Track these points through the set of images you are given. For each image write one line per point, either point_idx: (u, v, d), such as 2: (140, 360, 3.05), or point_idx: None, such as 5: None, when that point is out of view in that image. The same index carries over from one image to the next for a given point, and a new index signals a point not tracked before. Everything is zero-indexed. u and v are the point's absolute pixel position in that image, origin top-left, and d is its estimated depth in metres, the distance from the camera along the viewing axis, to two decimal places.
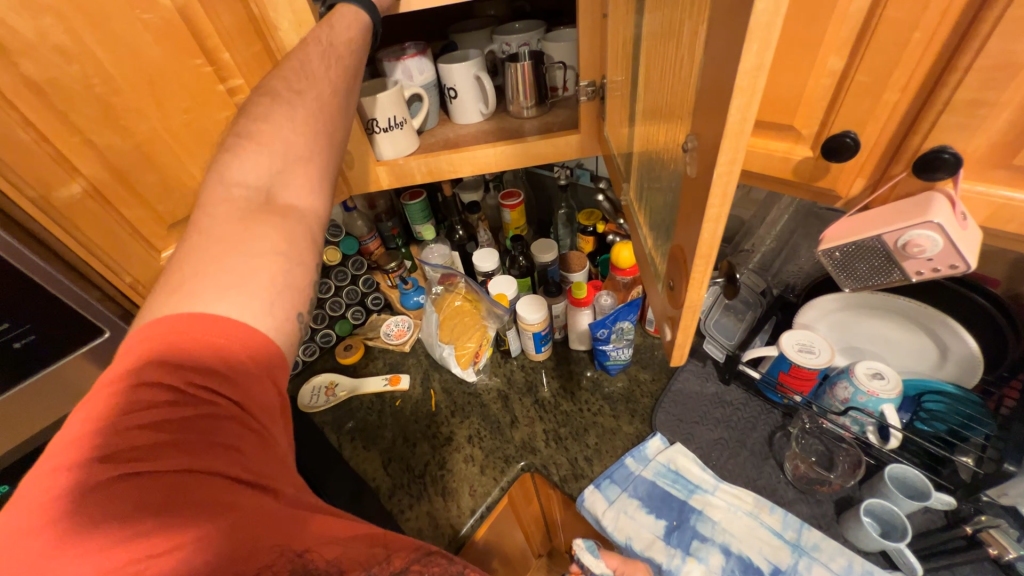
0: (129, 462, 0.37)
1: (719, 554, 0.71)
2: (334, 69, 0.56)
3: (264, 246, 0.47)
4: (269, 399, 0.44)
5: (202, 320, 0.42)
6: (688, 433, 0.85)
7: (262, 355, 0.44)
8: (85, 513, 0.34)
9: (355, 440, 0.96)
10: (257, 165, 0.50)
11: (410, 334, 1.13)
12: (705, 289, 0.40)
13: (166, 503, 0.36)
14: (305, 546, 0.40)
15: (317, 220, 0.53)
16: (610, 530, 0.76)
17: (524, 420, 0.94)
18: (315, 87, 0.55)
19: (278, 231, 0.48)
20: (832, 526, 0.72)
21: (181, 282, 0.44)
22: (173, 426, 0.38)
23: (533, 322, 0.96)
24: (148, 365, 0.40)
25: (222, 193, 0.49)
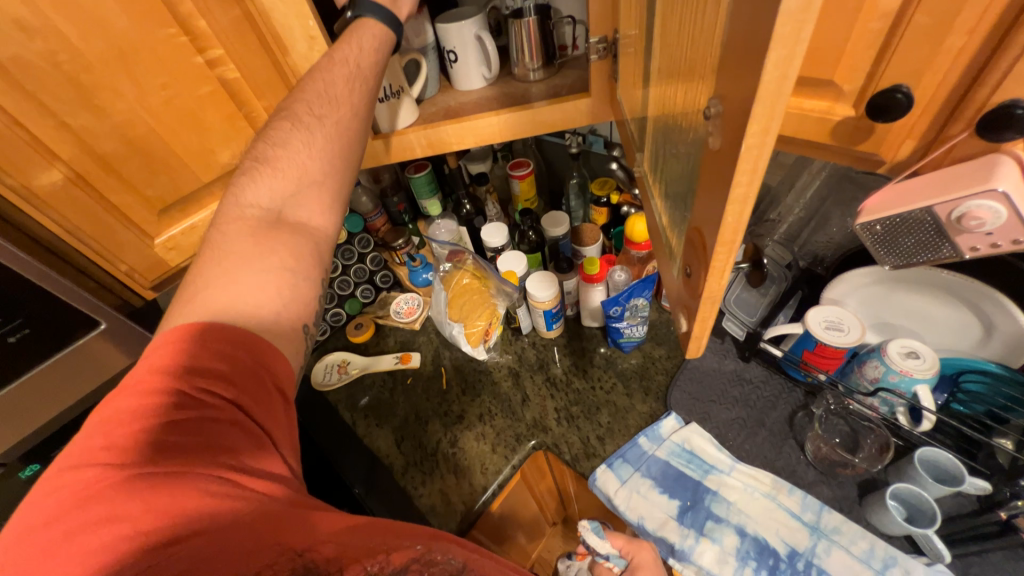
0: (137, 463, 0.37)
1: (733, 535, 0.69)
2: (339, 66, 0.56)
3: (270, 261, 0.51)
4: (273, 402, 0.47)
5: (211, 328, 0.46)
6: (706, 412, 0.82)
7: (265, 359, 0.47)
8: (96, 512, 0.35)
9: (368, 418, 0.96)
10: (272, 190, 0.53)
11: (421, 312, 1.12)
12: (726, 277, 0.36)
13: (172, 499, 0.36)
14: (305, 545, 0.37)
15: (326, 238, 0.56)
16: (622, 509, 0.75)
17: (536, 398, 0.93)
18: (316, 87, 0.54)
19: (286, 246, 0.52)
20: (854, 509, 0.70)
21: (194, 295, 0.48)
22: (182, 426, 0.40)
23: (544, 300, 0.93)
24: (157, 370, 0.42)
25: (236, 213, 0.52)
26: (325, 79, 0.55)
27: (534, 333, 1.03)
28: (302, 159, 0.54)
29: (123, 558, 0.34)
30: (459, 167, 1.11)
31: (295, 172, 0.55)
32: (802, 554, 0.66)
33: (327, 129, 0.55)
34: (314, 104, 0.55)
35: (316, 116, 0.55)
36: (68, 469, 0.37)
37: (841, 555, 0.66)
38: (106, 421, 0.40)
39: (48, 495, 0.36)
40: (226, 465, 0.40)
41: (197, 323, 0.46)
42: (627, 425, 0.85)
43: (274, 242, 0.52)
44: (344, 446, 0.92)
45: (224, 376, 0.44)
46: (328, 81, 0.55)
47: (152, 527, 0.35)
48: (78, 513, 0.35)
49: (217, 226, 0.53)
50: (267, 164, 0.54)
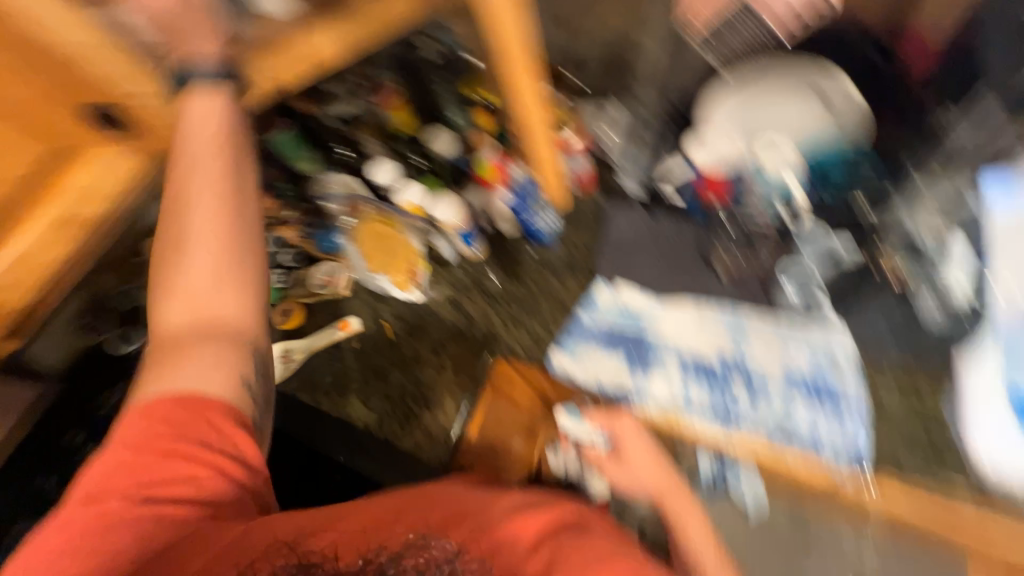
0: (143, 499, 0.54)
1: (674, 360, 0.81)
2: (209, 173, 0.63)
3: (212, 356, 0.59)
4: (237, 445, 0.57)
5: (162, 396, 0.56)
6: (631, 271, 0.88)
7: (214, 409, 0.57)
8: (110, 539, 0.52)
9: (329, 393, 0.97)
10: (182, 309, 0.60)
11: (347, 277, 1.06)
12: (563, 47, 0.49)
13: (184, 519, 0.54)
14: (293, 543, 0.54)
15: (250, 329, 0.62)
16: (580, 377, 0.85)
17: (480, 315, 0.95)
18: (185, 135, 0.63)
19: (228, 347, 0.60)
20: (762, 302, 0.81)
21: (156, 351, 0.60)
22: (166, 479, 0.54)
23: (449, 219, 0.94)
24: (126, 445, 0.55)
25: (163, 332, 0.61)
26: (191, 151, 0.63)
27: (460, 259, 0.99)
28: (200, 264, 0.61)
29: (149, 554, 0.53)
30: (323, 114, 1.05)
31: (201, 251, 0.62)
32: (727, 355, 0.79)
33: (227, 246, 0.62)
34: (196, 186, 0.63)
35: (198, 194, 0.63)
36: (84, 502, 0.53)
37: (762, 345, 0.80)
38: (99, 481, 0.54)
39: (74, 530, 0.52)
40: (204, 514, 0.55)
41: (148, 395, 0.57)
42: (566, 307, 0.91)
43: (221, 303, 0.61)
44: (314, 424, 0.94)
45: (172, 435, 0.55)
46: (209, 181, 0.63)
47: (169, 538, 0.54)
48: (97, 537, 0.52)
49: (153, 321, 0.62)
50: (166, 288, 0.62)
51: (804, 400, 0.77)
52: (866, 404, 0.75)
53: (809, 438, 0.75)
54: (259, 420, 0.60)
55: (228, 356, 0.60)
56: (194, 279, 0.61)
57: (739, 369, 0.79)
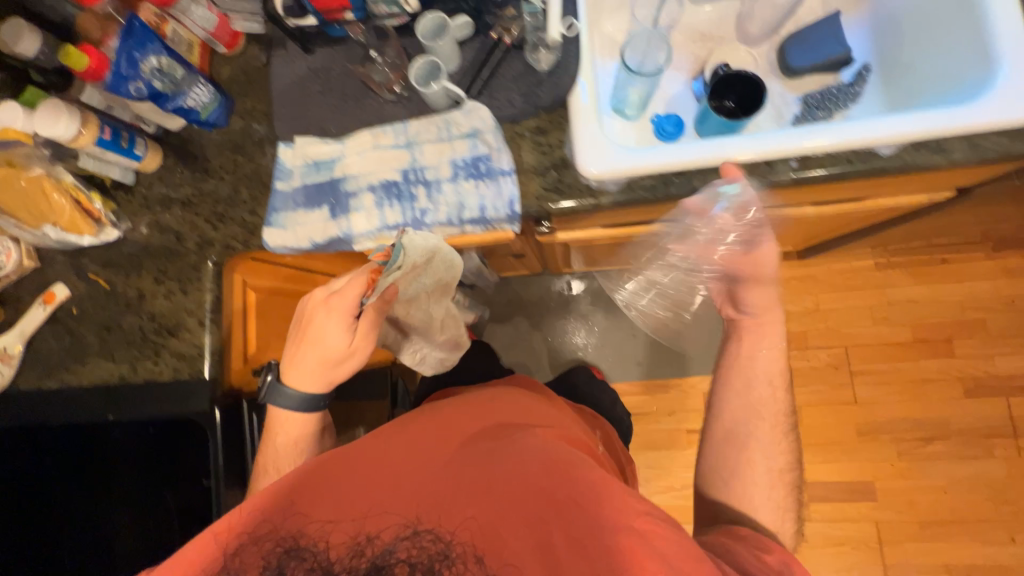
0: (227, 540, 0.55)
1: (368, 194, 0.81)
2: (102, 299, 0.90)
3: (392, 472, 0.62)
4: (295, 506, 0.57)
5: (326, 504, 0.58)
6: (306, 119, 0.84)
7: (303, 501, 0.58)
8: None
9: (69, 367, 0.88)
10: (86, 296, 0.90)
11: (23, 248, 0.90)
12: None
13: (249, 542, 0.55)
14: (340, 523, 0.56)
15: (165, 322, 0.87)
16: (296, 243, 0.83)
17: (186, 226, 0.88)
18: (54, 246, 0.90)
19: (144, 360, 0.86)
20: (422, 107, 0.80)
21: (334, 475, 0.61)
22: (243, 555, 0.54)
23: (71, 135, 0.76)
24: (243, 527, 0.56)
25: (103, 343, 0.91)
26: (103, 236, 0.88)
27: (140, 177, 0.90)
28: (82, 283, 0.91)
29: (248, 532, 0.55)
30: None
31: (90, 292, 0.90)
32: (410, 169, 0.80)
33: (105, 297, 0.90)
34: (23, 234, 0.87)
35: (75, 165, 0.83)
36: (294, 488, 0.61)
37: (428, 146, 0.79)
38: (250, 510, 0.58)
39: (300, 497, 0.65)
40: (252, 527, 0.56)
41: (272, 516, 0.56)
42: (265, 183, 0.87)
43: (112, 326, 0.88)
44: (70, 399, 0.87)
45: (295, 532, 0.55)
46: (96, 281, 0.90)
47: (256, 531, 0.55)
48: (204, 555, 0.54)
49: (114, 388, 0.86)
50: (80, 318, 0.90)
51: (470, 182, 0.77)
52: (514, 166, 0.76)
53: (480, 214, 0.77)
54: (311, 504, 0.57)
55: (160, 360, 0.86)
56: (98, 298, 0.90)
57: (416, 177, 0.79)
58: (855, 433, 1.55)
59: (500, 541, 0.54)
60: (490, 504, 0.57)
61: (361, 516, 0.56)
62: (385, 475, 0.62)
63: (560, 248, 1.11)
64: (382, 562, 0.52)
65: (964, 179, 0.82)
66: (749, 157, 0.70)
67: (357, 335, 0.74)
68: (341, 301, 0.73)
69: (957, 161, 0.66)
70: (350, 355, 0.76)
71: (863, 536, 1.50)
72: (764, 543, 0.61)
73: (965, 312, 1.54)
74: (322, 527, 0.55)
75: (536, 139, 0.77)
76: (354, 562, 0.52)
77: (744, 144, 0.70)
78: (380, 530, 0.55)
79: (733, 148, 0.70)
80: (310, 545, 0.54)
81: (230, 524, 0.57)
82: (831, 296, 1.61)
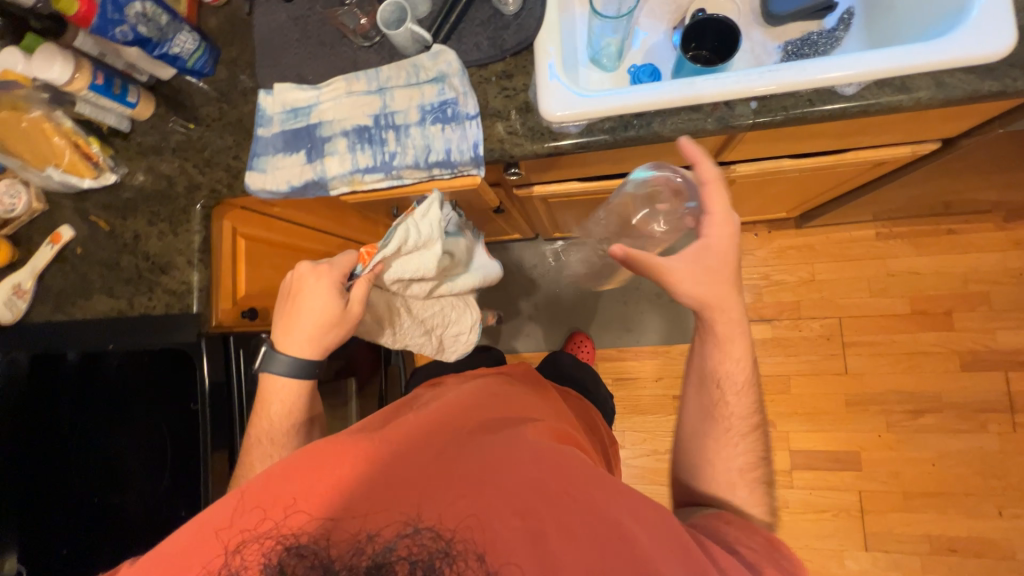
0: (228, 539, 0.55)
1: (342, 139, 0.84)
2: (103, 240, 0.97)
3: (385, 463, 0.61)
4: (293, 503, 0.57)
5: (325, 499, 0.57)
6: (284, 66, 0.87)
7: (300, 497, 0.57)
8: None
9: (76, 301, 0.96)
10: (89, 237, 0.97)
11: (33, 191, 0.98)
12: None
13: (250, 537, 0.55)
14: (338, 520, 0.55)
15: (158, 262, 0.93)
16: (274, 187, 0.87)
17: (176, 172, 0.94)
18: (59, 190, 0.97)
19: (140, 296, 0.93)
20: (392, 53, 0.82)
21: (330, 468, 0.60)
22: (247, 555, 0.53)
23: (69, 81, 0.81)
24: (240, 526, 0.55)
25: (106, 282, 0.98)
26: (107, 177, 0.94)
27: (135, 125, 0.95)
28: (86, 225, 0.98)
29: (250, 530, 0.55)
30: None
31: (93, 233, 0.97)
32: (381, 114, 0.82)
33: (105, 238, 0.96)
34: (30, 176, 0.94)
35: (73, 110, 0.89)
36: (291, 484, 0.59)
37: (399, 91, 0.81)
38: (251, 505, 0.57)
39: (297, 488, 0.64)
40: (256, 526, 0.55)
41: (276, 514, 0.56)
42: (248, 130, 0.91)
43: (112, 265, 0.95)
44: (77, 331, 0.95)
45: (297, 528, 0.55)
46: (97, 224, 0.97)
47: (257, 528, 0.55)
48: (204, 553, 0.54)
49: (113, 321, 0.93)
50: (84, 257, 0.97)
51: (437, 126, 0.80)
52: (479, 111, 0.78)
53: (446, 157, 0.79)
54: (313, 501, 0.57)
55: (154, 297, 0.92)
56: (99, 238, 0.97)
57: (386, 122, 0.82)
58: (844, 403, 1.54)
59: (498, 536, 0.54)
60: (490, 500, 0.57)
61: (358, 512, 0.56)
62: (383, 467, 0.61)
63: (538, 203, 1.13)
64: (382, 560, 0.51)
65: (943, 129, 0.80)
66: (708, 97, 0.69)
67: (351, 296, 0.83)
68: (330, 269, 0.83)
69: (921, 100, 0.64)
70: (345, 318, 0.83)
71: (847, 505, 1.50)
72: (758, 536, 0.62)
73: (969, 285, 1.49)
74: (320, 528, 0.54)
75: (501, 84, 0.78)
76: (354, 560, 0.51)
77: (705, 84, 0.69)
78: (378, 531, 0.54)
79: (693, 89, 0.69)
80: (310, 542, 0.53)
81: (229, 522, 0.56)
82: (828, 266, 1.58)
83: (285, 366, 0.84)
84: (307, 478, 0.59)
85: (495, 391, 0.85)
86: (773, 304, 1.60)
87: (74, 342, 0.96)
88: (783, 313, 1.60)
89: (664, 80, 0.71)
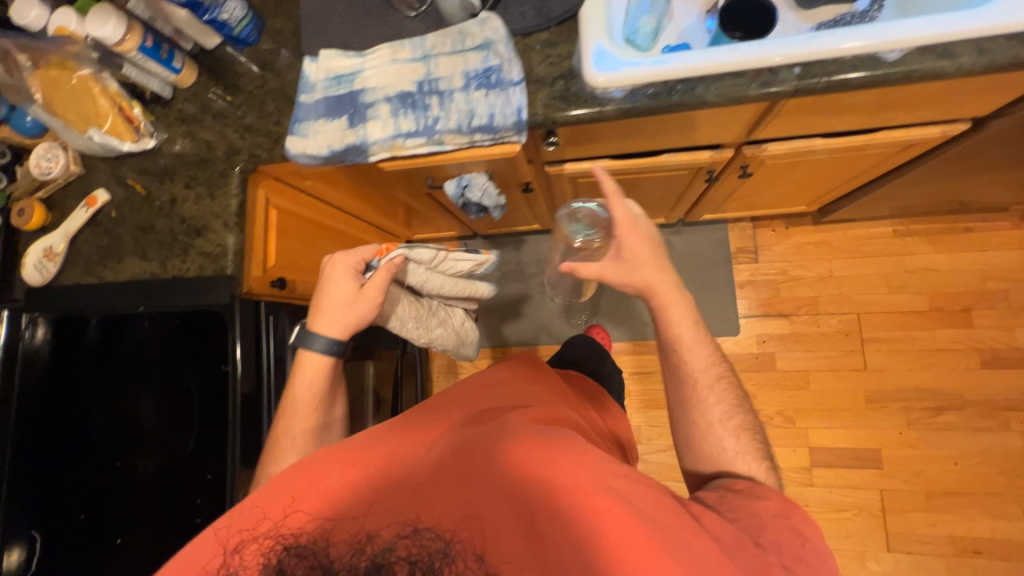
0: (231, 541, 0.59)
1: (385, 105, 0.85)
2: (138, 204, 0.97)
3: (380, 466, 0.65)
4: (293, 507, 0.61)
5: (325, 503, 0.62)
6: (330, 35, 0.89)
7: (300, 500, 0.62)
8: None
9: (108, 264, 0.96)
10: (125, 201, 0.98)
11: (70, 155, 0.98)
12: None
13: (257, 539, 0.59)
14: (339, 522, 0.60)
15: (192, 225, 0.93)
16: (315, 151, 0.87)
17: (216, 137, 0.95)
18: (98, 153, 0.98)
19: (173, 259, 0.93)
20: (438, 22, 0.85)
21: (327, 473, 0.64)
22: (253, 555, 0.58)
23: (119, 40, 0.83)
24: (243, 531, 0.60)
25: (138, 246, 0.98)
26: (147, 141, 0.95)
27: (177, 92, 0.97)
28: (122, 189, 0.98)
29: (254, 533, 0.60)
30: None
31: (129, 197, 0.98)
32: (425, 80, 0.84)
33: (140, 202, 0.97)
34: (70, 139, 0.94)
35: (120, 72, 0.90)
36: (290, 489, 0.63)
37: (443, 58, 0.83)
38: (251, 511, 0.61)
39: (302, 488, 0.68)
40: (261, 531, 0.60)
41: (276, 518, 0.60)
42: (290, 97, 0.93)
43: (146, 228, 0.95)
44: (107, 293, 0.94)
45: (302, 530, 0.60)
46: (133, 188, 0.98)
47: (259, 531, 0.60)
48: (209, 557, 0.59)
49: (146, 283, 0.93)
50: (118, 220, 0.97)
51: (481, 91, 0.81)
52: (523, 77, 0.79)
53: (490, 121, 0.80)
54: (310, 504, 0.61)
55: (188, 260, 0.92)
56: (134, 202, 0.97)
57: (430, 88, 0.83)
58: (863, 400, 1.53)
59: (490, 535, 0.58)
60: (476, 497, 0.61)
61: (359, 513, 0.61)
62: (380, 467, 0.65)
63: (567, 183, 1.14)
64: (382, 560, 0.57)
65: (975, 107, 0.82)
66: (753, 62, 0.71)
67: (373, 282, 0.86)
68: (353, 259, 0.87)
69: (963, 66, 0.66)
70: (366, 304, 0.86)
71: (867, 505, 1.48)
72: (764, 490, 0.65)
73: (988, 283, 1.50)
74: (320, 530, 0.60)
75: (546, 52, 0.80)
76: (354, 560, 0.57)
77: (747, 50, 0.71)
78: (379, 530, 0.59)
79: (739, 54, 0.71)
80: (309, 542, 0.59)
81: (229, 524, 0.60)
82: (845, 263, 1.59)
83: (326, 345, 0.86)
84: (304, 486, 0.63)
85: (486, 378, 0.86)
86: (790, 299, 1.61)
87: (103, 304, 0.95)
88: (801, 308, 1.60)
89: (709, 47, 0.73)
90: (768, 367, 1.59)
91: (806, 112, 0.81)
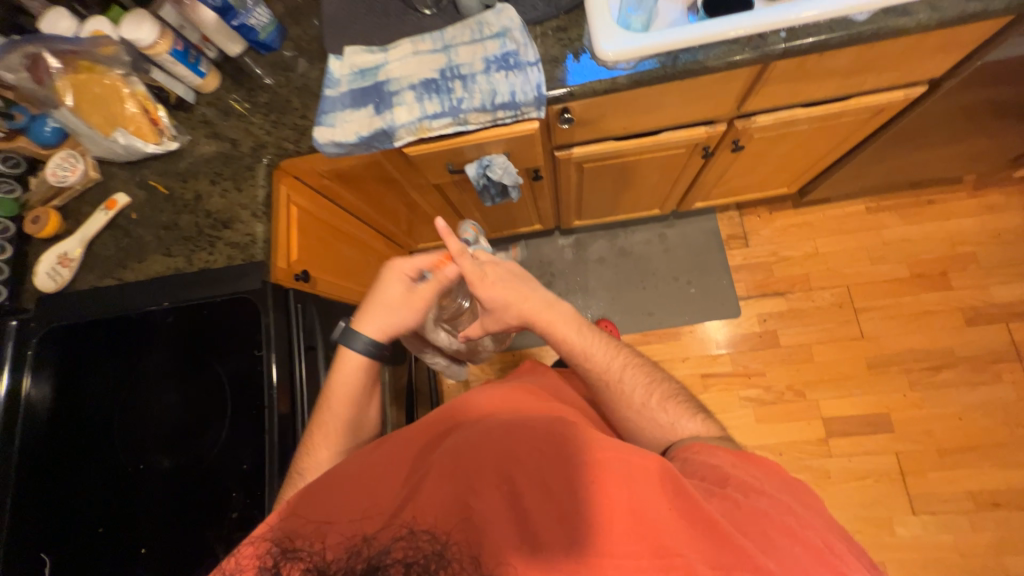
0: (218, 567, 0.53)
1: (409, 92, 0.91)
2: (159, 204, 0.97)
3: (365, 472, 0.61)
4: (284, 522, 0.56)
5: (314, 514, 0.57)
6: (352, 34, 0.96)
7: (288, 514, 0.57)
8: None
9: (127, 265, 0.94)
10: (145, 202, 0.98)
11: (89, 162, 0.98)
12: None
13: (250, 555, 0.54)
14: (330, 530, 0.54)
15: (219, 218, 0.94)
16: (343, 139, 0.91)
17: (241, 134, 0.98)
18: (118, 158, 0.99)
19: (199, 252, 0.93)
20: (455, 17, 0.93)
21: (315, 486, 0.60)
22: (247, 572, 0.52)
23: (153, 43, 0.87)
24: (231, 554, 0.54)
25: None
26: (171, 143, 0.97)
27: (200, 96, 1.01)
28: (142, 192, 0.99)
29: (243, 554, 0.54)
30: None
31: (150, 198, 0.98)
32: (446, 67, 0.90)
33: (162, 203, 0.97)
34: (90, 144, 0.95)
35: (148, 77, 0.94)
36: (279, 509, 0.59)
37: (463, 47, 0.90)
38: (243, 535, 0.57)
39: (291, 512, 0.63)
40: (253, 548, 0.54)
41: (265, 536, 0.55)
42: (315, 93, 0.98)
43: (169, 226, 0.95)
44: (125, 294, 0.92)
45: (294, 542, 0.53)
46: (155, 189, 0.98)
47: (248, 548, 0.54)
48: None
49: (169, 279, 0.92)
50: (139, 221, 0.97)
51: (501, 73, 0.87)
52: (539, 58, 0.87)
53: (511, 98, 0.87)
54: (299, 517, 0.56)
55: (215, 252, 0.92)
56: (156, 202, 0.97)
57: (452, 73, 0.90)
58: (865, 367, 1.59)
59: (485, 523, 0.52)
60: (465, 485, 0.55)
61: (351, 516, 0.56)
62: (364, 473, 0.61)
63: (574, 169, 1.21)
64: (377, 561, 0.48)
65: (930, 67, 0.94)
66: (743, 30, 0.81)
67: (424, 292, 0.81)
68: (408, 268, 0.81)
69: (922, 20, 0.78)
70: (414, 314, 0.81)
71: (885, 469, 1.50)
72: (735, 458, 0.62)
73: (957, 248, 1.63)
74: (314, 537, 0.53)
75: (558, 36, 0.89)
76: (351, 562, 0.49)
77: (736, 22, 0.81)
78: (371, 529, 0.53)
79: (731, 25, 0.81)
80: (304, 546, 0.52)
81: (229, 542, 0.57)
82: (828, 240, 1.70)
83: (370, 348, 0.81)
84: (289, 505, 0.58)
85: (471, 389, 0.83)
86: (782, 278, 1.69)
87: (122, 305, 0.93)
88: (793, 285, 1.68)
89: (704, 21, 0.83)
90: (771, 344, 1.65)
91: (791, 78, 0.92)
